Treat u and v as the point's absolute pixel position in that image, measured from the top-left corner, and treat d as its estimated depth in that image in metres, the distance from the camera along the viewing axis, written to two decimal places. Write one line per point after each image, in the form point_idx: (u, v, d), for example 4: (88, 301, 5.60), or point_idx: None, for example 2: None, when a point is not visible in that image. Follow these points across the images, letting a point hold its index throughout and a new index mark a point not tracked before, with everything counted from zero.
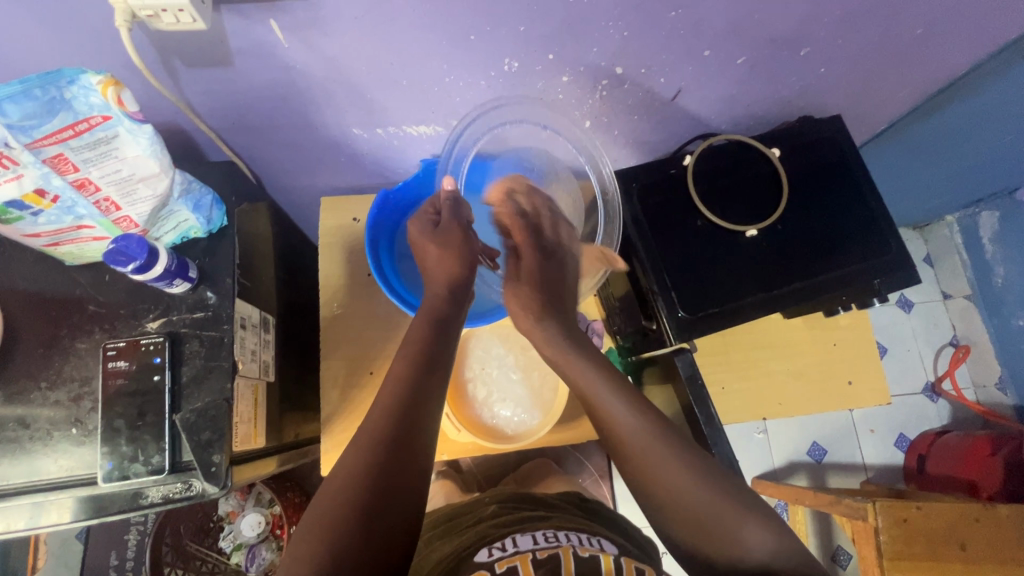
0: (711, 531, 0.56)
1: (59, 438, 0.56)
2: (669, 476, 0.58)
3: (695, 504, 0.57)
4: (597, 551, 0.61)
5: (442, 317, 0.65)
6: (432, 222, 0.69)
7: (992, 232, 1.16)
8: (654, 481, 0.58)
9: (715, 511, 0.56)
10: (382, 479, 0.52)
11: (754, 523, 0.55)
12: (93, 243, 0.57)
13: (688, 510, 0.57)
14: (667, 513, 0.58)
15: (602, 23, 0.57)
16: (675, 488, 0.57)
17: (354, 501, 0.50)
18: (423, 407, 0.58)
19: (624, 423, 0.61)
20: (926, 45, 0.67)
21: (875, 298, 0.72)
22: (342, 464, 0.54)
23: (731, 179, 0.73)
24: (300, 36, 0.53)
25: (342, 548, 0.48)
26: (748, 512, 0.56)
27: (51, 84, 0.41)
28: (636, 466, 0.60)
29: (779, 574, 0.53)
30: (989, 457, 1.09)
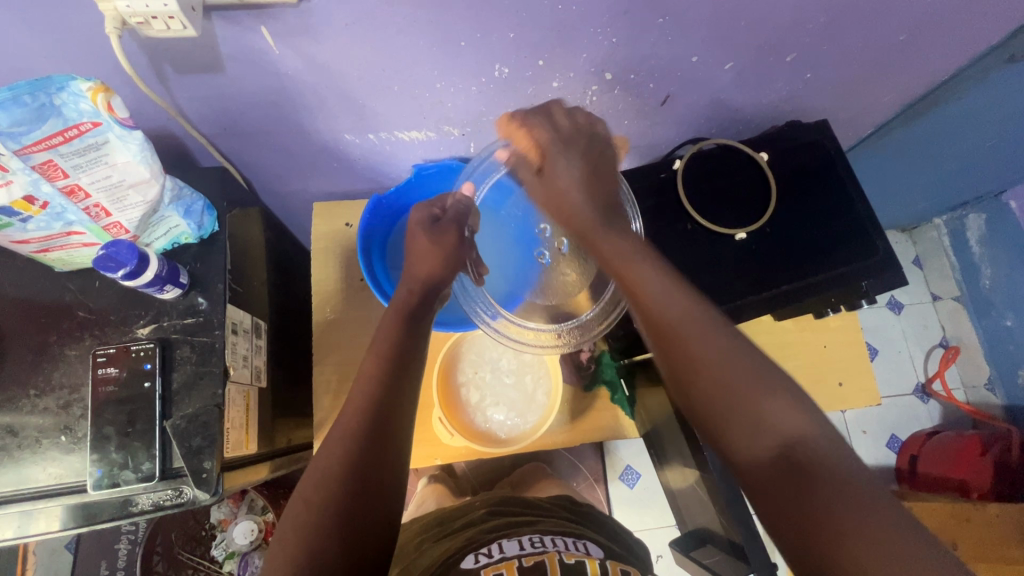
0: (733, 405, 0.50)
1: (48, 446, 0.56)
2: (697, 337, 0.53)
3: (717, 384, 0.51)
4: (581, 556, 0.61)
5: (413, 313, 0.63)
6: (432, 217, 0.66)
7: (979, 234, 1.18)
8: (685, 368, 0.53)
9: (736, 381, 0.50)
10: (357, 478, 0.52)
11: (777, 399, 0.49)
12: (83, 249, 0.57)
13: (706, 378, 0.51)
14: (687, 388, 0.53)
15: (591, 29, 0.58)
16: (695, 350, 0.53)
17: (332, 503, 0.50)
18: (397, 404, 0.57)
19: (665, 299, 0.56)
20: (909, 50, 0.68)
21: (863, 300, 0.73)
22: (316, 464, 0.53)
23: (720, 184, 0.73)
24: (291, 43, 0.53)
25: (321, 549, 0.48)
26: (769, 388, 0.50)
27: (40, 90, 0.41)
28: (657, 335, 0.55)
29: (794, 457, 0.46)
30: (980, 457, 1.11)
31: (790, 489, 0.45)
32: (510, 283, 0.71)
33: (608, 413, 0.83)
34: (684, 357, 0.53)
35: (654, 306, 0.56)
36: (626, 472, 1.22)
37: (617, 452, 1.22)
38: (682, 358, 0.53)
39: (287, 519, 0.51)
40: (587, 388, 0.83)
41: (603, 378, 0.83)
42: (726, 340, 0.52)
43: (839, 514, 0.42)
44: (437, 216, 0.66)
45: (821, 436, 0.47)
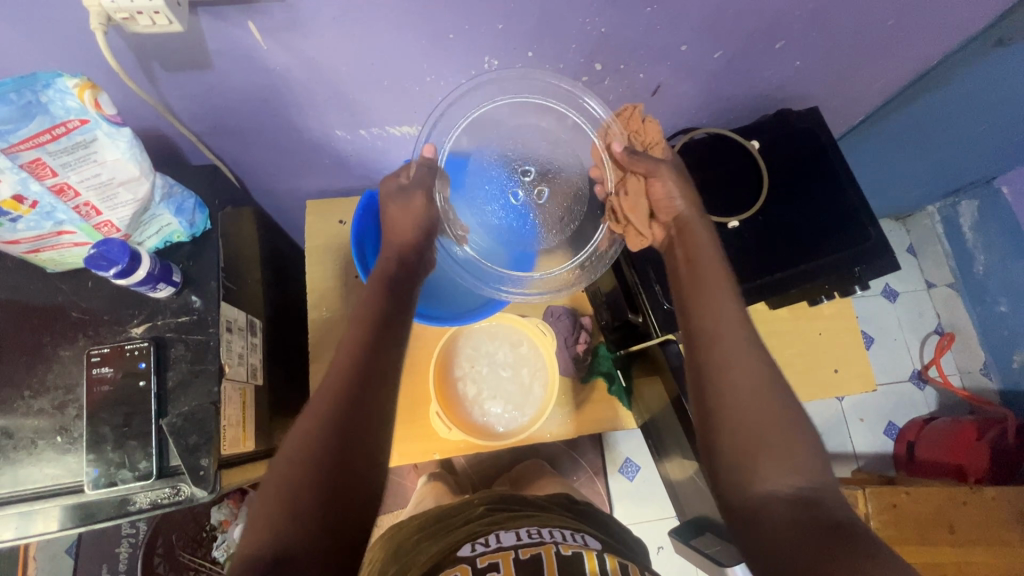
0: (762, 447, 0.51)
1: (44, 447, 0.55)
2: (742, 376, 0.54)
3: (757, 434, 0.52)
4: (579, 548, 0.61)
5: (392, 278, 0.64)
6: (401, 186, 0.65)
7: (972, 220, 1.18)
8: (732, 399, 0.53)
9: (769, 432, 0.52)
10: (329, 450, 0.50)
11: (791, 460, 0.51)
12: (74, 249, 0.56)
13: (742, 417, 0.52)
14: (725, 422, 0.53)
15: (579, 20, 0.58)
16: (740, 379, 0.54)
17: (303, 477, 0.49)
18: (373, 381, 0.56)
19: (722, 329, 0.57)
20: (897, 35, 0.68)
21: (856, 285, 0.74)
22: (287, 444, 0.52)
23: (712, 173, 0.74)
24: (279, 38, 0.53)
25: (303, 505, 0.48)
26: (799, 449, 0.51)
27: (26, 87, 0.41)
28: (703, 349, 0.56)
29: (818, 513, 0.48)
30: (976, 442, 1.11)
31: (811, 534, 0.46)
32: (504, 245, 0.69)
33: (604, 405, 0.84)
34: (725, 383, 0.54)
35: (714, 350, 0.56)
36: (626, 465, 1.22)
37: (616, 445, 1.23)
38: (725, 384, 0.54)
39: (262, 490, 0.50)
40: (583, 379, 0.84)
41: (598, 369, 0.84)
42: (770, 381, 0.54)
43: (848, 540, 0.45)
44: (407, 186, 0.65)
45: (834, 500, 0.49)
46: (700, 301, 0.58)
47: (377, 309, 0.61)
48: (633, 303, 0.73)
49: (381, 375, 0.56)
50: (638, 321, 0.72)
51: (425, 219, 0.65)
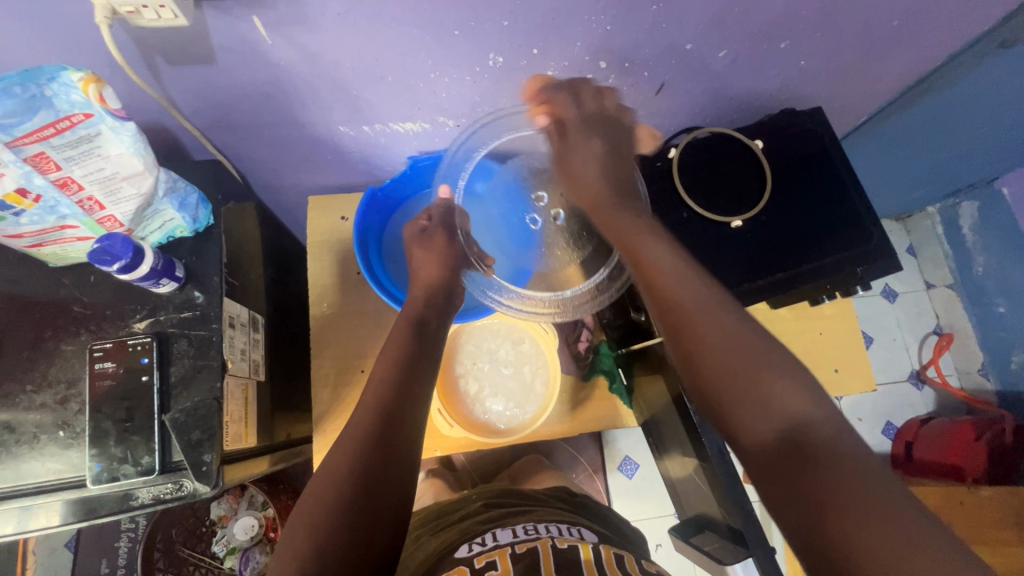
0: (749, 379, 0.50)
1: (46, 442, 0.55)
2: (712, 320, 0.54)
3: (747, 362, 0.51)
4: (575, 541, 0.61)
5: (423, 323, 0.68)
6: (421, 228, 0.74)
7: (972, 222, 1.19)
8: (701, 338, 0.53)
9: (751, 355, 0.51)
10: (351, 504, 0.51)
11: (790, 382, 0.49)
12: (77, 243, 0.56)
13: (725, 360, 0.52)
14: (709, 368, 0.52)
15: (586, 17, 0.58)
16: (721, 330, 0.53)
17: (329, 505, 0.51)
18: (398, 416, 0.58)
19: (678, 283, 0.56)
20: (902, 36, 0.68)
21: (858, 285, 0.74)
22: (310, 498, 0.53)
23: (716, 172, 0.73)
24: (284, 33, 0.53)
25: (326, 533, 0.49)
26: (785, 371, 0.50)
27: (31, 81, 0.41)
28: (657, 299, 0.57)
29: (813, 435, 0.46)
30: (973, 441, 1.11)
31: (796, 467, 0.45)
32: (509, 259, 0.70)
33: (605, 404, 0.84)
34: (691, 331, 0.54)
35: (674, 292, 0.56)
36: (625, 462, 1.22)
37: (615, 443, 1.23)
38: (692, 332, 0.54)
39: (286, 543, 0.50)
40: (584, 377, 0.84)
41: (601, 367, 0.83)
42: (744, 326, 0.53)
43: (848, 482, 0.43)
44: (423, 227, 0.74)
45: (837, 426, 0.47)
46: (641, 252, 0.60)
47: (404, 365, 0.63)
48: (635, 300, 0.73)
49: (402, 417, 0.58)
50: (641, 319, 0.72)
51: (443, 259, 0.71)
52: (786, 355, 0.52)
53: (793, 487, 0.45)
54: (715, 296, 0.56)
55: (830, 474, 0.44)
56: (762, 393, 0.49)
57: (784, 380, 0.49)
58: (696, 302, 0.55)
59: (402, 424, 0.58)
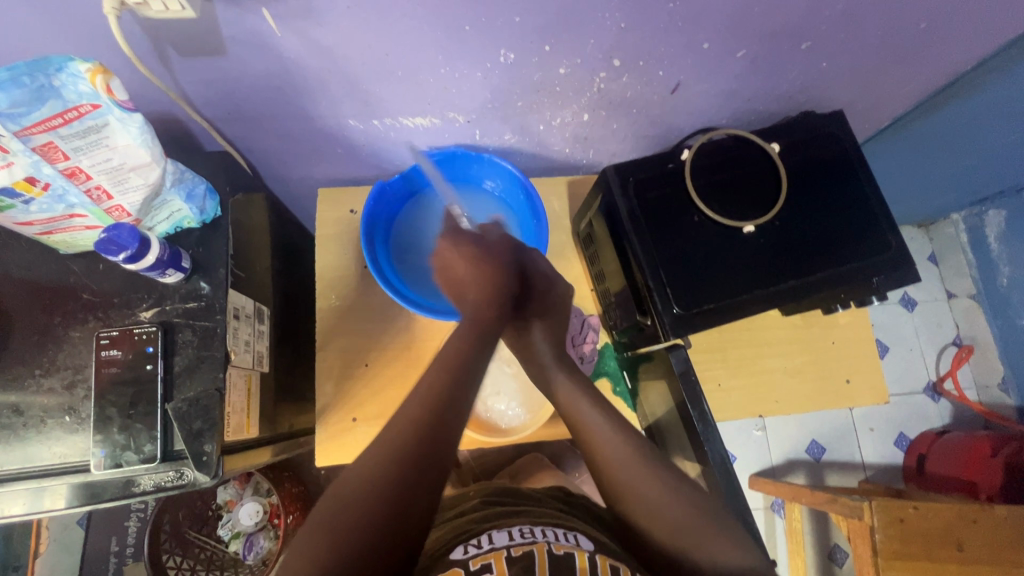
0: (685, 541, 0.57)
1: (53, 426, 0.56)
2: (647, 492, 0.59)
3: (674, 524, 0.58)
4: (572, 547, 0.59)
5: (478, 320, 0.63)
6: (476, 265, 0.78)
7: (998, 231, 1.14)
8: (622, 484, 0.61)
9: (687, 522, 0.57)
10: (398, 489, 0.50)
11: (722, 539, 0.56)
12: (86, 232, 0.57)
13: (651, 511, 0.59)
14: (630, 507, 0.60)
15: (599, 14, 0.57)
16: (638, 483, 0.60)
17: (369, 491, 0.50)
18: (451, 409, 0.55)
19: (600, 437, 0.63)
20: (930, 38, 0.66)
21: (873, 296, 0.72)
22: (344, 485, 0.51)
23: (731, 175, 0.72)
24: (294, 26, 0.52)
25: (365, 516, 0.48)
26: (723, 531, 0.57)
27: (38, 71, 0.41)
28: (613, 487, 0.61)
29: None
30: (989, 458, 1.08)
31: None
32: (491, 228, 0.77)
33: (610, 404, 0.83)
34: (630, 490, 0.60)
35: (597, 451, 0.63)
36: None
37: None
38: (623, 491, 0.60)
39: (316, 525, 0.49)
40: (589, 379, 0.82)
41: (604, 369, 0.85)
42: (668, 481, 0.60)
43: None
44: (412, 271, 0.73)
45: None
46: (572, 405, 0.66)
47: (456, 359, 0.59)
48: (641, 304, 0.72)
49: (456, 414, 0.55)
50: (647, 323, 0.71)
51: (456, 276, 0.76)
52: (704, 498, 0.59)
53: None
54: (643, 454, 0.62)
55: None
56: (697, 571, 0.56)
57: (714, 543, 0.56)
58: (602, 430, 0.63)
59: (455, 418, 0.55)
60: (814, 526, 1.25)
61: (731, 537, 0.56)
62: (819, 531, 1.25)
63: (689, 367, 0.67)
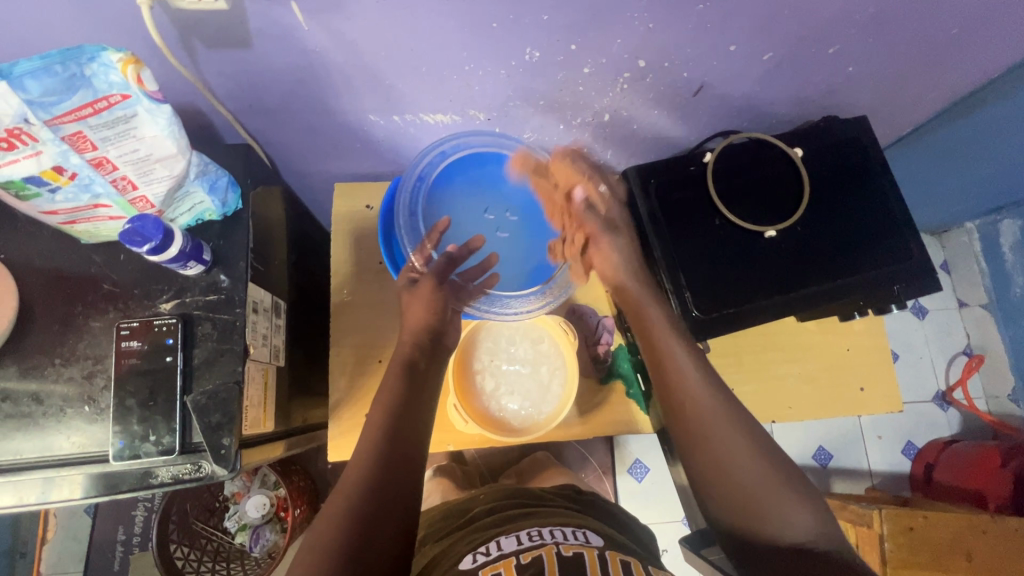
0: (761, 502, 0.60)
1: (72, 415, 0.56)
2: (732, 443, 0.61)
3: (750, 486, 0.60)
4: (580, 547, 0.59)
5: (413, 364, 0.68)
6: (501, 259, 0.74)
7: (1013, 240, 1.13)
8: (710, 437, 0.62)
9: (765, 477, 0.61)
10: (373, 497, 0.56)
11: (796, 498, 0.60)
12: (109, 222, 0.57)
13: (735, 472, 0.61)
14: (715, 463, 0.62)
15: (628, 14, 0.56)
16: (728, 437, 0.62)
17: (354, 502, 0.55)
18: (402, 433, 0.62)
19: (693, 386, 0.64)
20: (960, 45, 0.65)
21: (893, 304, 0.71)
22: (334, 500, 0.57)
23: (752, 178, 0.71)
24: (322, 20, 0.52)
25: (360, 519, 0.54)
26: (794, 492, 0.60)
27: (71, 60, 0.41)
28: (699, 435, 0.63)
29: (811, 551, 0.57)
30: (998, 469, 1.07)
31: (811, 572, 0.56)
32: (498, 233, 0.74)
33: (622, 406, 0.83)
34: (714, 438, 0.62)
35: (690, 400, 0.64)
36: (635, 465, 1.21)
37: (626, 446, 1.22)
38: (708, 446, 0.62)
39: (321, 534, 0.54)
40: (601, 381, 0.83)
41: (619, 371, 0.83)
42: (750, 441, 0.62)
43: None
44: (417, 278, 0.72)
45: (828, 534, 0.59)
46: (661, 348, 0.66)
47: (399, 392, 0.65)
48: None
49: (408, 436, 0.62)
50: None
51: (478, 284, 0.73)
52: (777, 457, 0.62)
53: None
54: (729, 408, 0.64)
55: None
56: (772, 528, 0.59)
57: (786, 503, 0.60)
58: (691, 376, 0.65)
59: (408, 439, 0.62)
60: None
61: (800, 498, 0.60)
62: None
63: (705, 371, 0.76)
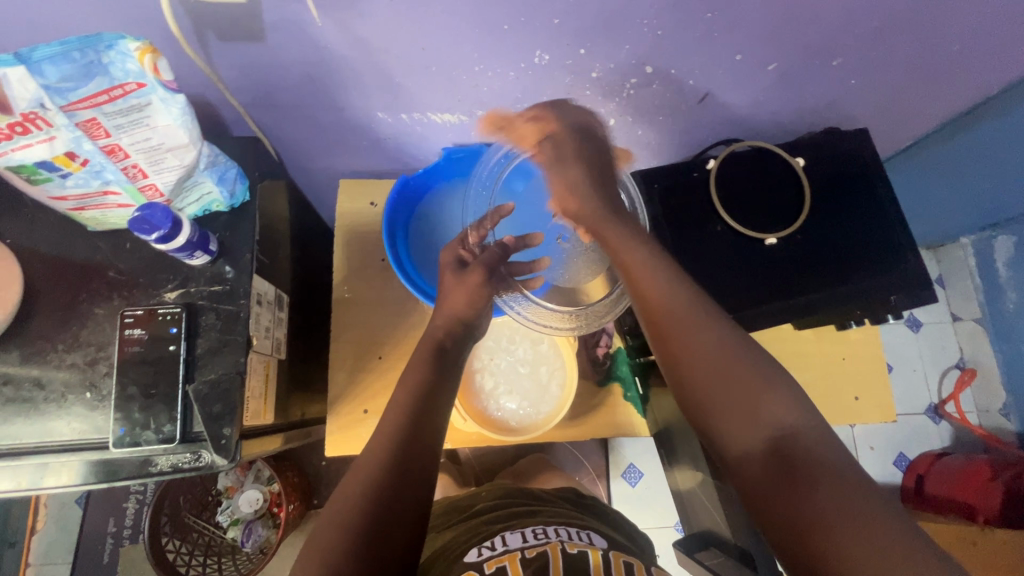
0: (737, 392, 0.53)
1: (73, 401, 0.57)
2: (702, 340, 0.56)
3: (725, 371, 0.54)
4: (585, 546, 0.60)
5: (442, 350, 0.68)
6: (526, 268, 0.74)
7: (1007, 256, 1.14)
8: (682, 334, 0.57)
9: (740, 373, 0.54)
10: (391, 466, 0.56)
11: (780, 395, 0.53)
12: (117, 210, 0.57)
13: (711, 366, 0.55)
14: (686, 359, 0.56)
15: (637, 20, 0.57)
16: (698, 333, 0.56)
17: (376, 471, 0.56)
18: (426, 405, 0.62)
19: (656, 289, 0.59)
20: (960, 61, 0.66)
21: (890, 314, 0.72)
22: (353, 475, 0.57)
23: (753, 187, 0.72)
24: (335, 16, 0.53)
25: (376, 484, 0.55)
26: (777, 385, 0.53)
27: (89, 47, 0.41)
28: (664, 330, 0.58)
29: (793, 444, 0.50)
30: (987, 482, 1.08)
31: (784, 478, 0.49)
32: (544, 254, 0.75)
33: (618, 410, 0.83)
34: (683, 350, 0.57)
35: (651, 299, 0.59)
36: (630, 470, 1.22)
37: (621, 450, 1.23)
38: (681, 346, 0.57)
39: (336, 510, 0.54)
40: (600, 383, 0.84)
41: (616, 374, 0.84)
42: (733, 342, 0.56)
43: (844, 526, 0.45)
44: (464, 260, 0.73)
45: (821, 435, 0.51)
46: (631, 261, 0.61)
47: (427, 373, 0.65)
48: None
49: (431, 409, 0.62)
50: None
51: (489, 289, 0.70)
52: (756, 348, 0.56)
53: (785, 503, 0.48)
54: (701, 305, 0.59)
55: (824, 484, 0.47)
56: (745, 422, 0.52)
57: (774, 394, 0.53)
58: (653, 274, 0.60)
59: (429, 413, 0.62)
60: None
61: (791, 392, 0.53)
62: None
63: None
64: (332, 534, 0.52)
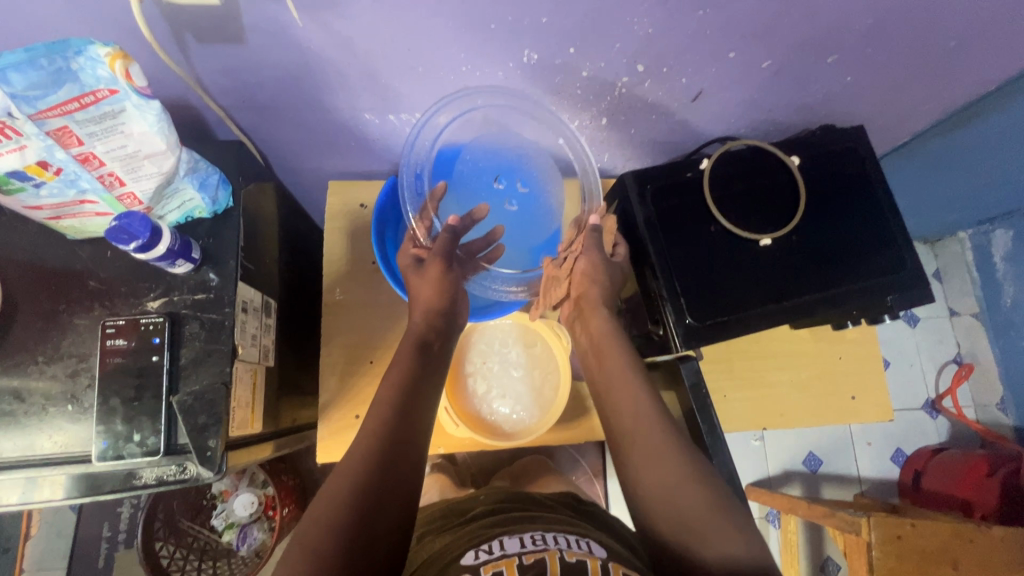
0: (684, 505, 0.58)
1: (55, 414, 0.55)
2: (635, 402, 0.65)
3: (653, 442, 0.62)
4: (584, 554, 0.59)
5: (426, 343, 0.67)
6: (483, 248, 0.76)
7: (1005, 251, 1.13)
8: (614, 390, 0.67)
9: (666, 447, 0.62)
10: (383, 459, 0.56)
11: (718, 523, 0.56)
12: (96, 219, 0.56)
13: (641, 437, 0.63)
14: (627, 439, 0.64)
15: (627, 18, 0.56)
16: (638, 406, 0.65)
17: (370, 464, 0.55)
18: (414, 406, 0.61)
19: (604, 347, 0.70)
20: (957, 57, 0.65)
21: (886, 314, 0.71)
22: (342, 467, 0.56)
23: (748, 186, 0.71)
24: (315, 16, 0.51)
25: (367, 478, 0.54)
26: (715, 505, 0.58)
27: (57, 53, 0.40)
28: (604, 391, 0.68)
29: None
30: (986, 478, 1.07)
31: None
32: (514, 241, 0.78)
33: None
34: (616, 409, 0.66)
35: (598, 360, 0.70)
36: None
37: None
38: (620, 410, 0.66)
39: (324, 502, 0.53)
40: None
41: None
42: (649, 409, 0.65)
43: None
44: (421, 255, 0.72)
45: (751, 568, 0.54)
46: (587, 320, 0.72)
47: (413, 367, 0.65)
48: (654, 313, 0.72)
49: (418, 407, 0.62)
50: (659, 331, 0.72)
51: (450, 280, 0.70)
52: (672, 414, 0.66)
53: None
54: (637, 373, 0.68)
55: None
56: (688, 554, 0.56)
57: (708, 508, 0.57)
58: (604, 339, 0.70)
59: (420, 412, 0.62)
60: (809, 538, 1.27)
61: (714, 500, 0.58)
62: (813, 541, 1.27)
63: (700, 378, 0.76)
64: (321, 521, 0.51)
